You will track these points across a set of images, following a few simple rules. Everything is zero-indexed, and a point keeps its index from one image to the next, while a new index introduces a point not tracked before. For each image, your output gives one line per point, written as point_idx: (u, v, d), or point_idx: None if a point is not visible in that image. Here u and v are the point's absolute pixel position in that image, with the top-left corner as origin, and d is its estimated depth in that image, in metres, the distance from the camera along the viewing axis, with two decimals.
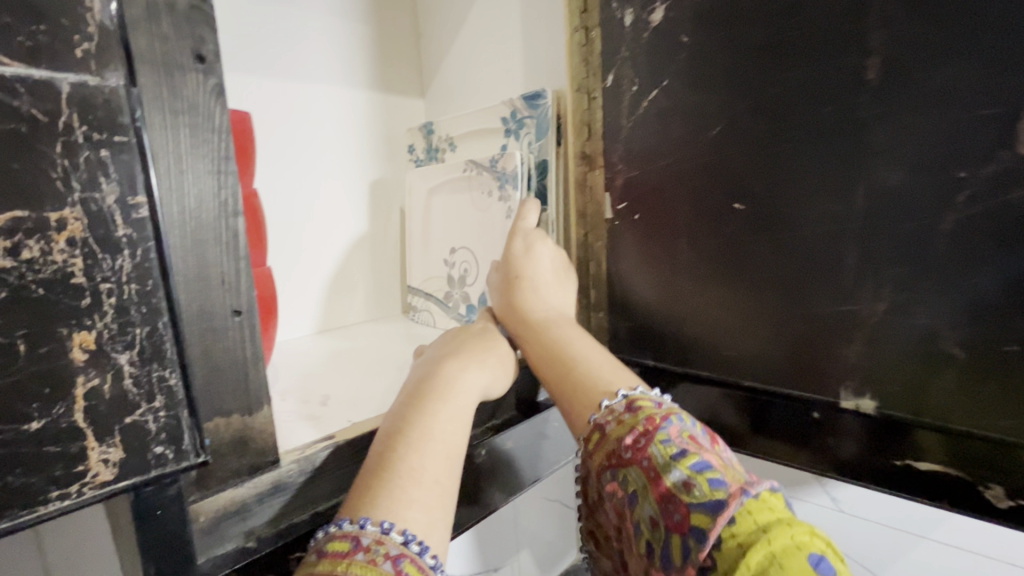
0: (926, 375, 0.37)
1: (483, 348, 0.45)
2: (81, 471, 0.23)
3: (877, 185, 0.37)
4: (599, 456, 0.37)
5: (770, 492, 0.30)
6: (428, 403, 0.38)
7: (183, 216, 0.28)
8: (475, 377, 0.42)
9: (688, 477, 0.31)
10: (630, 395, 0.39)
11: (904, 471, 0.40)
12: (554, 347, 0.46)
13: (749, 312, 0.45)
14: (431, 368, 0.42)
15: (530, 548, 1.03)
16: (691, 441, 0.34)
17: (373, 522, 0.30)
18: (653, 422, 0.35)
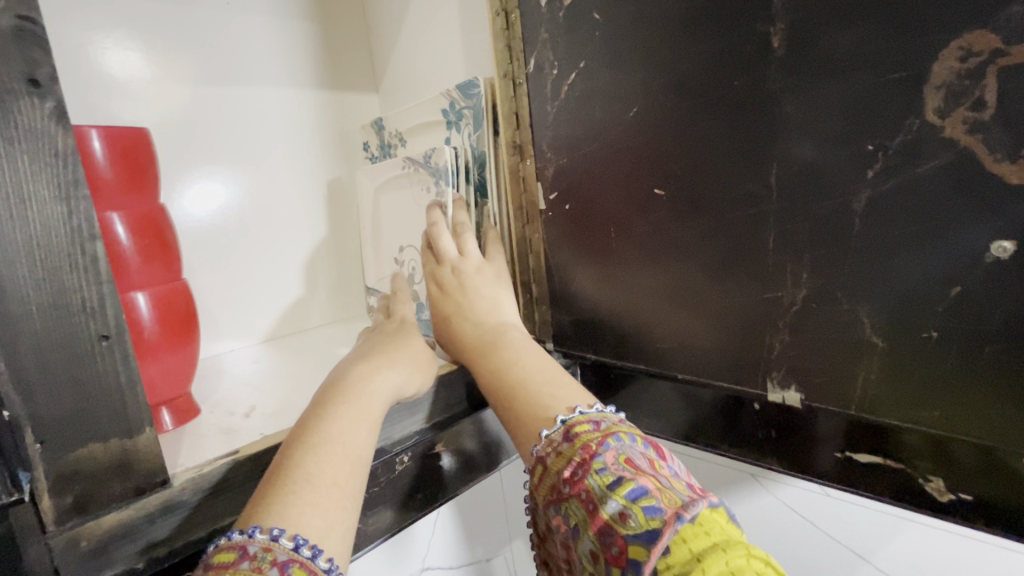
0: (850, 364, 0.34)
1: (398, 348, 0.44)
2: None
3: (792, 161, 0.34)
4: (543, 489, 0.36)
5: (710, 509, 0.30)
6: (332, 406, 0.36)
7: (29, 245, 0.27)
8: (385, 377, 0.40)
9: (623, 508, 0.30)
10: (568, 419, 0.37)
11: (841, 463, 0.38)
12: (497, 371, 0.44)
13: (680, 303, 0.43)
14: (343, 372, 0.40)
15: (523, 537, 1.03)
16: (627, 465, 0.33)
17: (263, 530, 0.27)
18: (588, 451, 0.34)
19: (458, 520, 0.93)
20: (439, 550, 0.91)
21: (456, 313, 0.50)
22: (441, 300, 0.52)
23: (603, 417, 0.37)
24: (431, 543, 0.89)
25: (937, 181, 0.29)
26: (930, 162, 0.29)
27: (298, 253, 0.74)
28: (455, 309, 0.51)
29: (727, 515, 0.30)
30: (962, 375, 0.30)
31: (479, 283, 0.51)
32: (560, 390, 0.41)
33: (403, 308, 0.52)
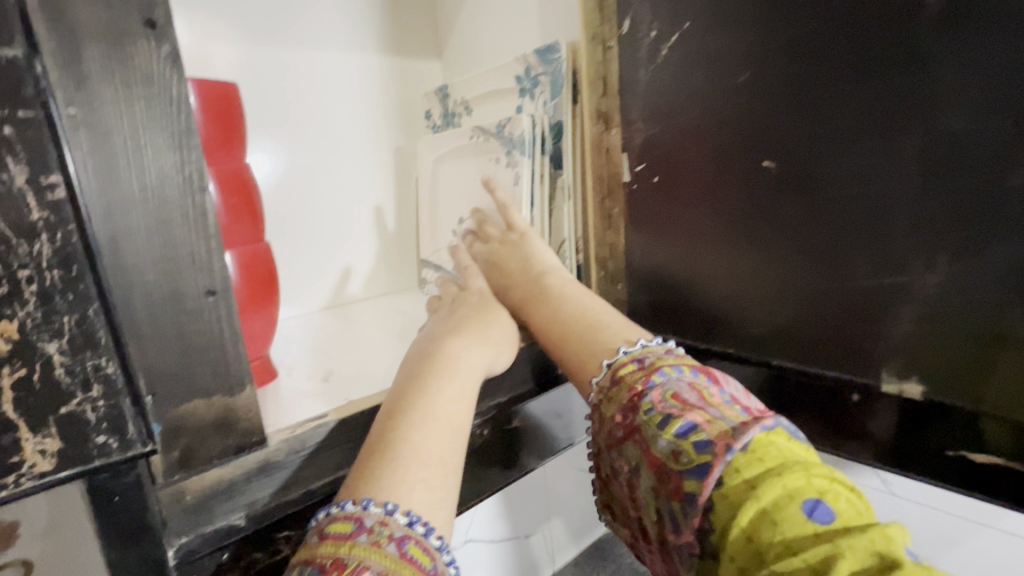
0: (985, 358, 0.32)
1: (486, 323, 0.43)
2: (17, 463, 0.23)
3: (936, 133, 0.31)
4: (603, 434, 0.35)
5: (765, 435, 0.27)
6: (429, 381, 0.35)
7: (144, 194, 0.26)
8: (477, 354, 0.39)
9: (674, 445, 0.29)
10: (613, 363, 0.36)
11: (955, 464, 0.34)
12: (546, 324, 0.43)
13: (780, 284, 0.40)
14: (431, 344, 0.40)
15: (562, 517, 1.03)
16: (674, 400, 0.31)
17: (377, 503, 0.27)
18: (635, 392, 0.32)
19: (502, 497, 0.94)
20: (483, 524, 0.92)
21: (506, 278, 0.50)
22: (492, 276, 0.51)
23: (649, 354, 0.35)
24: (477, 517, 0.90)
25: None
26: None
27: (358, 221, 0.73)
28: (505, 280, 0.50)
29: (790, 435, 0.28)
30: None
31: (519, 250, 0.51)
32: None
33: (475, 279, 0.50)
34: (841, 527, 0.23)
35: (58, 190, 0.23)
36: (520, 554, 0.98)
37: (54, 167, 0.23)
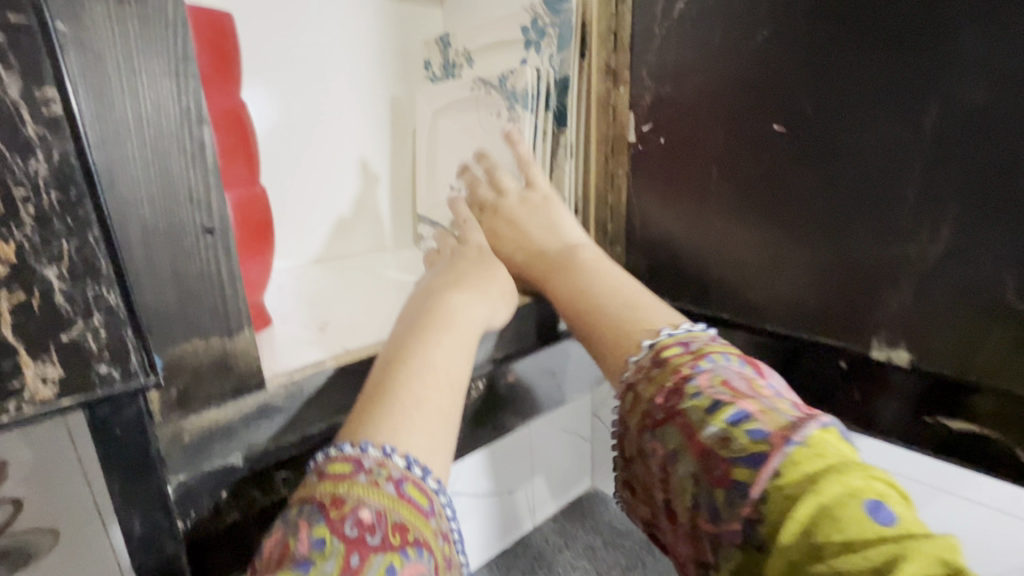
0: (977, 330, 0.33)
1: (485, 278, 0.42)
2: (19, 388, 0.22)
3: (955, 103, 0.31)
4: (628, 418, 0.32)
5: (821, 431, 0.25)
6: (429, 333, 0.35)
7: (140, 123, 0.25)
8: (476, 308, 0.39)
9: (724, 431, 0.26)
10: (655, 344, 0.33)
11: (932, 431, 0.37)
12: (577, 295, 0.40)
13: (784, 253, 0.40)
14: (429, 297, 0.39)
15: (545, 475, 1.07)
16: (725, 388, 0.28)
17: (375, 445, 0.27)
18: (681, 374, 0.30)
19: (487, 454, 0.96)
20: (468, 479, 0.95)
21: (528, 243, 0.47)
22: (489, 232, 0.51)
23: (694, 338, 0.32)
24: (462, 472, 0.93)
25: None
26: None
27: (352, 174, 0.71)
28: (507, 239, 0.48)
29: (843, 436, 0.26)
30: None
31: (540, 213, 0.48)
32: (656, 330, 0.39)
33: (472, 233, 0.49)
34: (906, 532, 0.21)
35: (54, 105, 0.22)
36: (504, 509, 1.01)
37: (51, 80, 0.21)
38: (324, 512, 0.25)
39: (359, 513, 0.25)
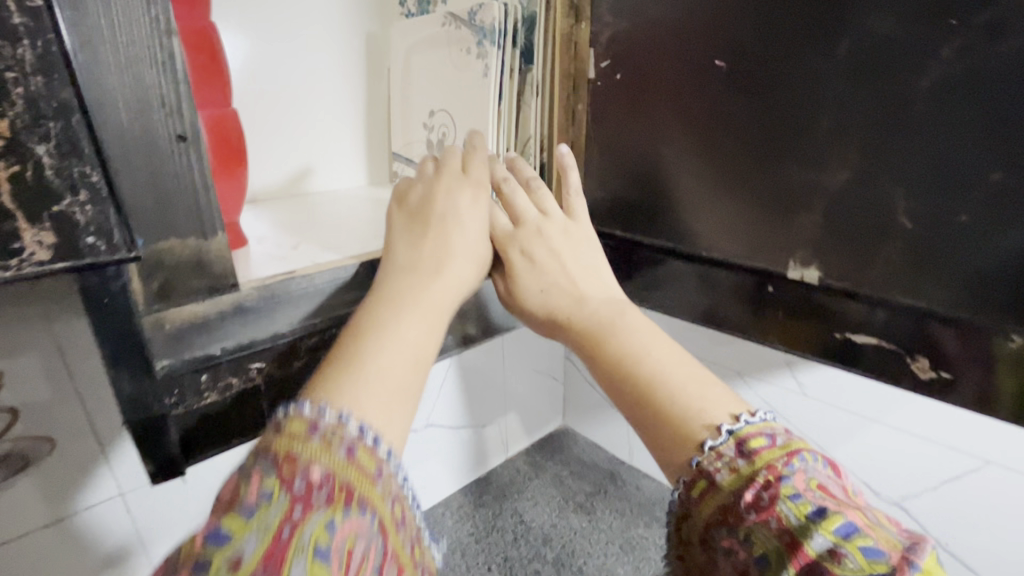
0: (874, 246, 0.37)
1: (472, 249, 0.43)
2: (17, 250, 0.25)
3: (864, 35, 0.34)
4: (710, 507, 0.32)
5: (928, 553, 0.27)
6: (422, 309, 0.37)
7: (114, 31, 0.27)
8: (462, 282, 0.41)
9: (836, 546, 0.27)
10: (736, 430, 0.34)
11: (839, 344, 0.41)
12: (625, 354, 0.40)
13: (724, 181, 0.43)
14: (419, 266, 0.40)
15: (516, 411, 1.17)
16: (823, 493, 0.30)
17: (333, 410, 0.29)
18: (775, 471, 0.31)
19: (462, 390, 1.05)
20: (441, 407, 1.03)
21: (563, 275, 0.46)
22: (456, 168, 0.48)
23: (776, 428, 0.34)
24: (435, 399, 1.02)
25: (1009, 60, 0.30)
26: (1009, 42, 0.30)
27: (326, 110, 0.72)
28: (514, 247, 0.47)
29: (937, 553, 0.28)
30: (970, 257, 0.33)
31: (577, 249, 0.48)
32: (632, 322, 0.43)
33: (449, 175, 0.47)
34: None
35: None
36: (478, 441, 1.11)
37: None
38: (275, 467, 0.26)
39: (309, 472, 0.26)
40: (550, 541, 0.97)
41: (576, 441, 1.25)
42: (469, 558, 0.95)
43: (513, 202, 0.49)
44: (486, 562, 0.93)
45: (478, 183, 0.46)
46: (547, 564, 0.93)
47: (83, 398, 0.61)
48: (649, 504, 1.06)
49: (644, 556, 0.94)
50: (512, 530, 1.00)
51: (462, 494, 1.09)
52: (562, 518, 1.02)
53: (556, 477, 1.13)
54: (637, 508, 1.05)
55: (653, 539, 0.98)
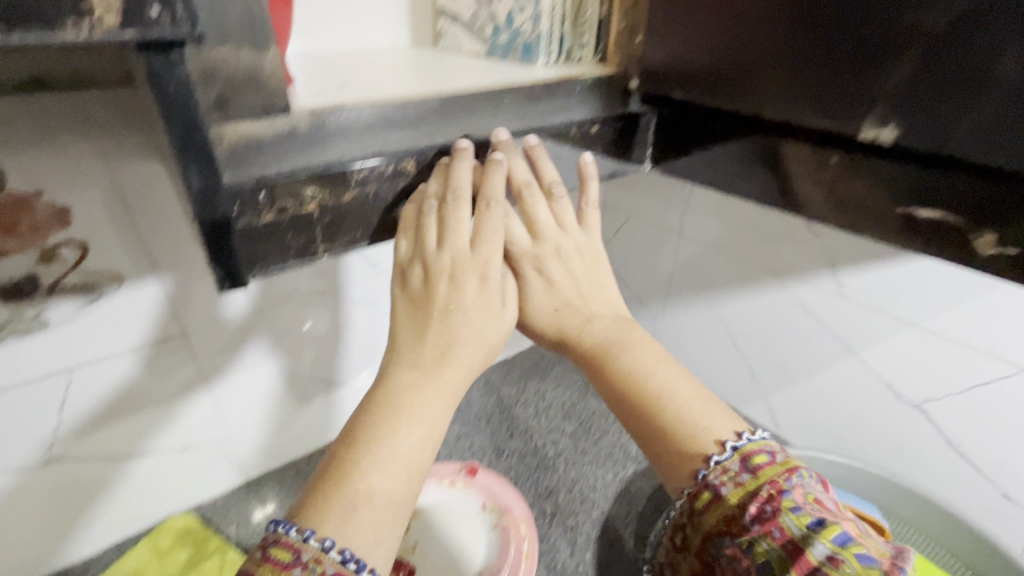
0: (962, 104, 0.36)
1: (478, 315, 0.47)
2: (85, 11, 0.25)
3: None
4: (716, 518, 0.45)
5: (898, 559, 0.41)
6: (431, 391, 0.44)
7: None
8: (470, 342, 0.46)
9: (833, 552, 0.40)
10: (739, 446, 0.46)
11: (900, 221, 0.43)
12: (636, 370, 0.51)
13: (802, 34, 0.41)
14: (442, 337, 0.46)
15: None
16: (816, 507, 0.43)
17: (316, 538, 0.37)
18: (777, 487, 0.44)
19: None
20: None
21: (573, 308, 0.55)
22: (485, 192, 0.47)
23: (773, 450, 0.47)
24: None
25: None
26: None
27: None
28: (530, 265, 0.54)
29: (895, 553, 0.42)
30: None
31: (588, 271, 0.56)
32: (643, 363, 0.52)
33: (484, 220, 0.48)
34: None
35: None
36: None
37: None
38: None
39: None
40: (569, 418, 1.04)
41: None
42: (493, 426, 1.02)
43: (537, 214, 0.52)
44: (509, 431, 1.01)
45: (482, 270, 0.48)
46: (566, 436, 1.00)
47: (144, 240, 0.65)
48: None
49: None
50: (534, 406, 1.07)
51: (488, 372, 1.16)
52: (581, 400, 1.08)
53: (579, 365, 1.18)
54: None
55: None
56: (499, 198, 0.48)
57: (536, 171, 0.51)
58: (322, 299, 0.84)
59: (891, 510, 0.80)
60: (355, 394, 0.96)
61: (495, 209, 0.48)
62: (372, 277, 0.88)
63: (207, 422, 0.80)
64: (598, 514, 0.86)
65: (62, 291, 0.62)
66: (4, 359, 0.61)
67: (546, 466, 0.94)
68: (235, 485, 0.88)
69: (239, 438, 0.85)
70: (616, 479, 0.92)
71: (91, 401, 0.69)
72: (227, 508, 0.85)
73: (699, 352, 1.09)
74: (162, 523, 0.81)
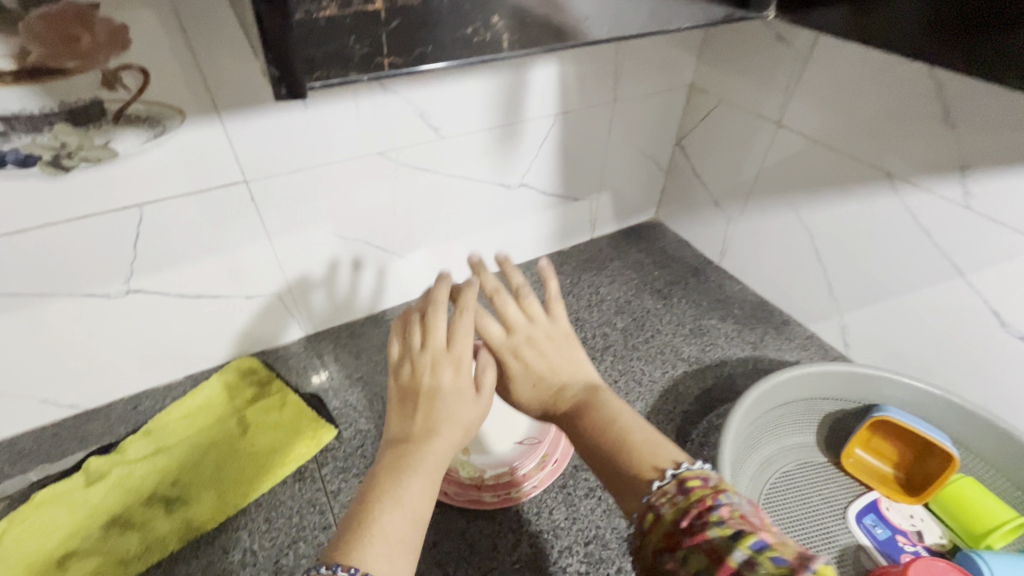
0: None
1: (462, 387, 0.50)
2: None
3: None
4: (654, 538, 0.42)
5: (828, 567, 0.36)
6: (429, 445, 0.47)
7: None
8: (462, 407, 0.50)
9: (750, 557, 0.37)
10: (677, 474, 0.45)
11: None
12: (604, 423, 0.52)
13: None
14: (430, 406, 0.49)
15: (611, 193, 1.13)
16: (743, 520, 0.40)
17: (344, 568, 0.38)
18: (705, 503, 0.41)
19: (562, 156, 0.99)
20: (539, 168, 0.98)
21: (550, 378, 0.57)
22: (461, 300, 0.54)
23: (710, 476, 0.45)
24: (533, 158, 0.95)
25: None
26: None
27: None
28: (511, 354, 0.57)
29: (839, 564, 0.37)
30: None
31: (561, 351, 0.59)
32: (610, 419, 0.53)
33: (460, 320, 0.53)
34: None
35: None
36: (569, 215, 1.10)
37: None
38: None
39: None
40: (621, 314, 1.01)
41: (665, 235, 1.21)
42: None
43: (507, 311, 0.59)
44: None
45: (458, 361, 0.51)
46: (616, 331, 0.98)
47: (204, 75, 0.61)
48: (728, 301, 1.05)
49: (712, 341, 0.96)
50: (587, 299, 1.04)
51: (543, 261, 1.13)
52: (636, 298, 1.05)
53: (638, 263, 1.13)
54: (715, 302, 1.05)
55: (725, 330, 0.99)
56: (472, 304, 0.53)
57: (508, 279, 0.63)
58: (380, 163, 0.80)
59: (960, 440, 0.75)
60: (409, 266, 0.97)
61: (467, 313, 0.53)
62: (434, 144, 0.83)
63: (270, 274, 0.83)
64: (641, 407, 0.85)
65: (125, 121, 0.60)
66: (78, 186, 0.62)
67: (593, 356, 0.93)
68: (295, 338, 0.93)
69: (299, 295, 0.88)
70: (664, 376, 0.90)
71: (161, 239, 0.71)
72: (287, 357, 0.91)
73: (773, 261, 1.01)
74: (230, 362, 0.88)
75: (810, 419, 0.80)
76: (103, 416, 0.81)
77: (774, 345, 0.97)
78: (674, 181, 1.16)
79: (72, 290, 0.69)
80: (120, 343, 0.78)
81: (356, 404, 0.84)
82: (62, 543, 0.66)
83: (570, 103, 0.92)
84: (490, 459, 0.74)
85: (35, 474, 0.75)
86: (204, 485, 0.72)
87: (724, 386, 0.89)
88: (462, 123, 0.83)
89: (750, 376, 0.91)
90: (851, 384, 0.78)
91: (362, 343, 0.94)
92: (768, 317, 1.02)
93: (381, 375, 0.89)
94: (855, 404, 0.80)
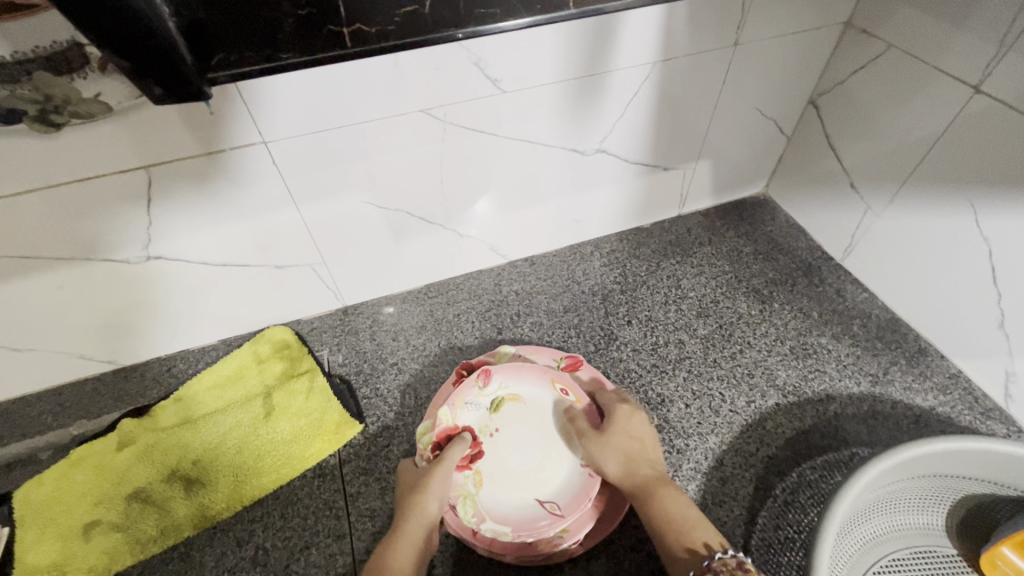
0: None
1: (425, 470, 0.61)
2: None
3: None
4: None
5: None
6: (414, 495, 0.58)
7: None
8: (441, 469, 0.60)
9: None
10: (739, 556, 0.49)
11: None
12: (676, 501, 0.56)
13: None
14: (410, 484, 0.60)
15: (712, 162, 0.91)
16: None
17: None
18: None
19: (655, 116, 0.78)
20: (625, 130, 0.78)
21: (639, 452, 0.61)
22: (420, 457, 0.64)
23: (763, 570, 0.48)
24: (617, 118, 0.76)
25: None
26: None
27: None
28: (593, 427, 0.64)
29: None
30: None
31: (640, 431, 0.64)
32: (681, 499, 0.57)
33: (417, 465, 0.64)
34: None
35: None
36: (657, 187, 0.91)
37: None
38: None
39: None
40: (705, 318, 0.84)
41: (774, 217, 0.98)
42: (609, 306, 0.86)
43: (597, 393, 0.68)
44: (627, 316, 0.84)
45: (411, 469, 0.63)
46: (695, 340, 0.81)
47: None
48: (847, 314, 0.84)
49: (818, 368, 0.77)
50: (663, 293, 0.87)
51: (617, 238, 0.95)
52: (727, 298, 0.86)
53: (734, 252, 0.93)
54: (828, 314, 0.84)
55: (837, 354, 0.79)
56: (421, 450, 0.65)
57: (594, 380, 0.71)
58: (426, 123, 0.66)
59: None
60: (458, 239, 0.84)
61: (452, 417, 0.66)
62: (492, 99, 0.66)
63: (300, 244, 0.73)
64: (714, 444, 0.70)
65: (115, 72, 0.50)
66: (75, 146, 0.53)
67: (663, 370, 0.78)
68: (332, 309, 0.85)
69: (333, 267, 0.79)
70: (749, 408, 0.73)
71: (177, 205, 0.62)
72: (322, 330, 0.84)
73: (920, 271, 0.78)
74: (264, 331, 0.82)
75: (941, 497, 0.62)
76: (139, 375, 0.80)
77: (902, 382, 0.76)
78: (798, 150, 0.92)
79: (90, 256, 0.64)
80: (148, 307, 0.73)
81: (386, 396, 0.76)
82: (89, 510, 0.66)
83: (674, 47, 0.70)
84: (499, 509, 0.61)
85: (73, 429, 0.74)
86: (224, 468, 0.69)
87: (826, 431, 0.71)
88: (529, 73, 0.65)
89: (863, 422, 0.72)
90: (1017, 469, 0.58)
91: (401, 322, 0.84)
92: (898, 342, 0.80)
93: (417, 365, 0.80)
94: (1012, 490, 0.60)
